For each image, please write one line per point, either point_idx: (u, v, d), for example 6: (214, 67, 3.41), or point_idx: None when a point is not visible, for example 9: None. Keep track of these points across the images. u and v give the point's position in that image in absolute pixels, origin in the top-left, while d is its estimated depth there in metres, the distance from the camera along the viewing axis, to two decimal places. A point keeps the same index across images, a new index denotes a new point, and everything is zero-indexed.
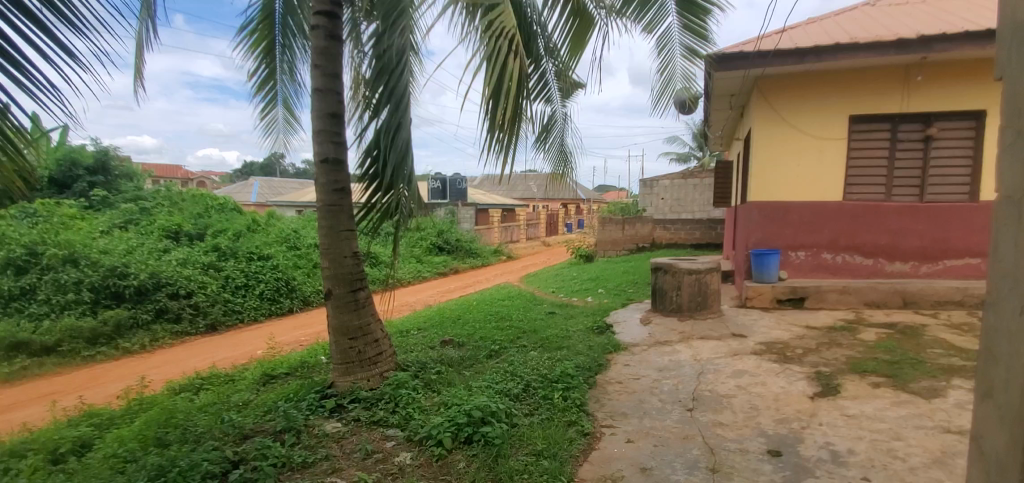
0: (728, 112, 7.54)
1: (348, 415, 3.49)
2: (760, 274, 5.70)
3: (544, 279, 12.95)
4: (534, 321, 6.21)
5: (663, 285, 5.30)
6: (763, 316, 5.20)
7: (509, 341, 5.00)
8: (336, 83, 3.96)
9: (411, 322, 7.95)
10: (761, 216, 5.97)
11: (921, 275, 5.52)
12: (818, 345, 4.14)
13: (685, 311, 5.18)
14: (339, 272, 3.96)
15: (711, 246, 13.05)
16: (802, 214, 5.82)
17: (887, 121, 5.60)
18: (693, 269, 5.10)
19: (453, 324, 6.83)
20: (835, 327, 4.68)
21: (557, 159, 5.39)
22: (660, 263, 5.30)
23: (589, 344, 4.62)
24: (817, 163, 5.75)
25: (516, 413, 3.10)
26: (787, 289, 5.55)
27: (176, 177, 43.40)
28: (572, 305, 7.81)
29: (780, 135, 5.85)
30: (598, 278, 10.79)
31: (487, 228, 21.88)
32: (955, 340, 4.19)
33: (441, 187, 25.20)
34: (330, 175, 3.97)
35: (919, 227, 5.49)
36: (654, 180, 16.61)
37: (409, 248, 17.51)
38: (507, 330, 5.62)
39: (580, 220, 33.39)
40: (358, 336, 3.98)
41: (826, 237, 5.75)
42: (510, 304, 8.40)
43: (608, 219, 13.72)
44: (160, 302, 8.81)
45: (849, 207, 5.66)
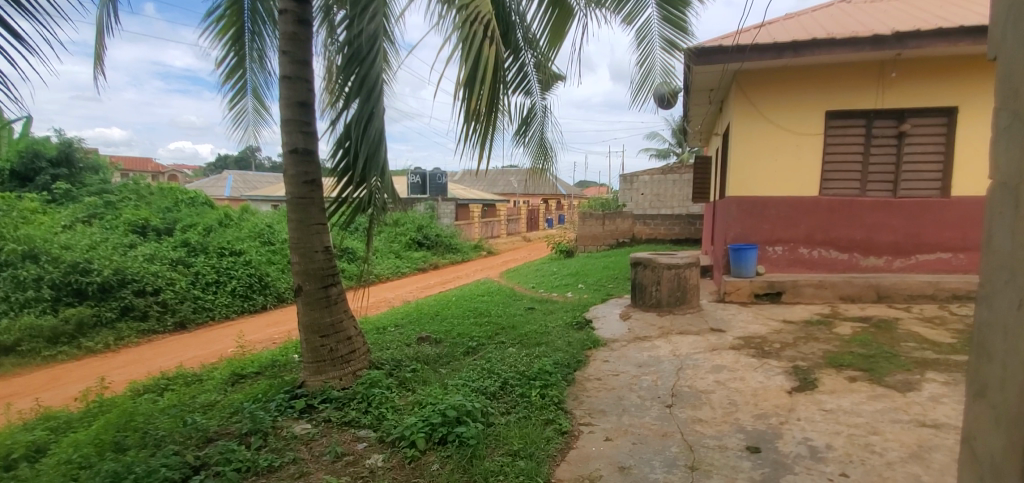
0: (708, 107, 7.56)
1: (318, 416, 3.36)
2: (738, 269, 5.71)
3: (525, 274, 12.88)
4: (513, 317, 6.13)
5: (642, 280, 5.28)
6: (742, 310, 5.21)
7: (487, 337, 4.92)
8: (305, 71, 3.82)
9: (388, 318, 7.79)
10: (739, 211, 5.98)
11: (894, 269, 5.59)
12: (795, 340, 4.14)
13: (665, 306, 5.16)
14: (310, 267, 3.81)
15: (691, 241, 13.15)
16: (779, 209, 5.85)
17: (862, 117, 5.65)
18: (673, 263, 5.08)
19: (431, 320, 6.70)
20: (812, 321, 4.70)
21: (537, 153, 5.32)
22: (640, 258, 5.26)
23: (568, 339, 4.56)
24: (794, 158, 5.78)
25: (493, 412, 3.02)
26: (764, 284, 5.57)
27: (147, 171, 42.12)
28: (552, 301, 7.76)
29: (757, 130, 5.87)
30: (579, 273, 10.76)
31: (467, 223, 21.73)
32: (928, 333, 4.24)
33: (421, 182, 24.92)
34: (300, 166, 3.81)
35: (892, 222, 5.56)
36: (634, 176, 16.66)
37: (388, 243, 17.26)
38: (485, 326, 5.53)
39: (561, 215, 33.44)
40: (330, 334, 3.84)
41: (803, 232, 5.79)
42: (490, 300, 8.31)
43: (589, 214, 13.70)
44: (126, 300, 8.49)
45: (825, 202, 5.70)
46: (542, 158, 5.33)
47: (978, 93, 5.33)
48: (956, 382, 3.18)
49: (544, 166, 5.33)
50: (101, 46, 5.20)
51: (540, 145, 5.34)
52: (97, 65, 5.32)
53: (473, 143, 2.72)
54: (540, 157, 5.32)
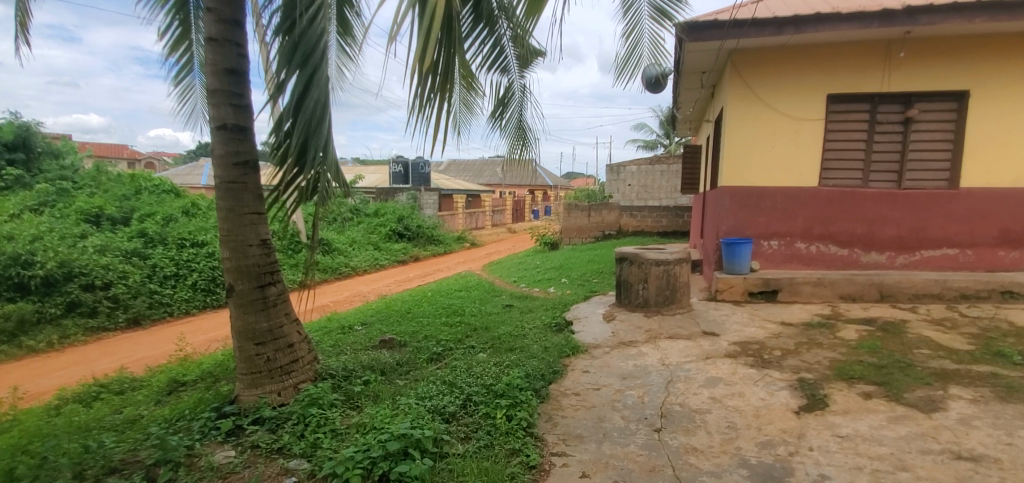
0: (700, 91, 7.08)
1: (245, 441, 2.84)
2: (731, 265, 5.28)
3: (507, 267, 12.38)
4: (488, 316, 5.62)
5: (628, 278, 4.81)
6: (735, 311, 4.76)
7: (455, 342, 4.42)
8: (236, 33, 3.27)
9: (354, 316, 7.21)
10: (733, 203, 5.54)
11: (897, 266, 5.20)
12: (797, 346, 3.71)
13: (652, 306, 4.70)
14: (243, 264, 3.28)
15: (678, 233, 12.75)
16: (776, 200, 5.41)
17: (866, 101, 5.22)
18: (661, 260, 4.62)
19: (400, 319, 6.18)
20: (813, 324, 4.28)
21: (514, 138, 4.73)
22: (626, 253, 4.80)
23: (545, 345, 4.07)
24: (791, 145, 5.34)
25: (449, 438, 2.53)
26: (759, 281, 5.15)
27: (121, 158, 40.72)
28: (532, 298, 7.27)
29: (753, 115, 5.41)
30: (562, 268, 10.28)
31: (450, 215, 21.16)
32: (941, 339, 3.84)
33: (404, 171, 24.20)
34: (231, 144, 3.26)
35: (896, 216, 5.16)
36: (621, 166, 16.21)
37: (367, 234, 16.61)
38: (455, 327, 5.03)
39: (547, 207, 33.00)
40: (267, 341, 3.32)
41: (801, 226, 5.36)
42: (467, 296, 7.80)
43: (574, 205, 13.23)
44: (73, 295, 7.82)
45: (825, 193, 5.28)
46: (519, 144, 4.73)
47: (992, 77, 4.93)
48: (985, 401, 2.77)
49: (521, 153, 4.73)
50: (20, 10, 4.55)
51: (516, 130, 4.73)
52: (19, 33, 4.68)
53: (426, 119, 2.26)
54: (518, 143, 4.73)
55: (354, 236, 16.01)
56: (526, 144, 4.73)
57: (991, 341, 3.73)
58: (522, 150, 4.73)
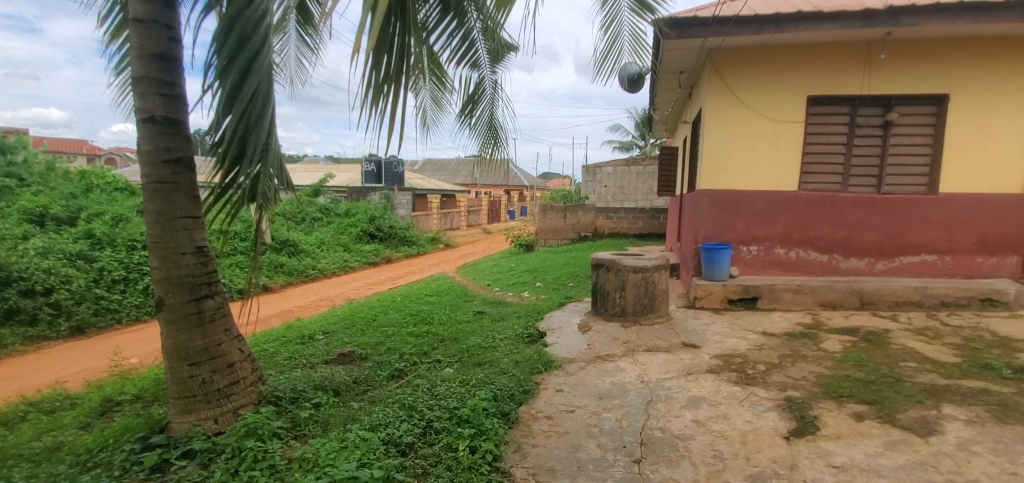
0: (677, 92, 6.91)
1: (168, 479, 2.44)
2: (710, 271, 5.10)
3: (481, 270, 12.08)
4: (457, 325, 5.31)
5: (604, 285, 4.57)
6: (715, 320, 4.57)
7: (420, 354, 4.10)
8: (167, 14, 2.89)
9: (316, 324, 6.79)
10: (711, 206, 5.36)
11: (876, 273, 5.11)
12: (781, 359, 3.51)
13: (629, 315, 4.47)
14: (174, 274, 2.90)
15: (653, 236, 12.67)
16: (755, 204, 5.25)
17: (847, 103, 5.11)
18: (639, 266, 4.40)
19: (363, 327, 5.80)
20: (795, 334, 4.11)
21: (487, 137, 4.44)
22: (602, 259, 4.56)
23: (516, 359, 3.79)
24: (771, 148, 5.19)
25: (403, 476, 2.21)
26: (738, 288, 4.98)
27: (78, 153, 38.84)
28: (505, 303, 6.98)
29: (733, 116, 5.24)
30: (537, 270, 10.03)
31: (424, 215, 20.75)
32: (926, 350, 3.71)
33: (376, 170, 23.61)
34: (159, 139, 2.88)
35: (876, 221, 5.06)
36: (597, 167, 16.09)
37: (336, 235, 16.07)
38: (421, 338, 4.71)
39: (522, 207, 32.88)
40: (203, 360, 2.95)
41: (780, 231, 5.22)
42: (437, 301, 7.47)
43: (550, 207, 13.03)
44: (9, 301, 7.15)
45: (805, 197, 5.14)
46: (491, 143, 4.44)
47: (970, 80, 4.87)
48: (981, 422, 2.61)
49: (493, 152, 4.44)
50: None
51: (488, 128, 4.44)
52: None
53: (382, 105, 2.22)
54: (489, 141, 4.43)
55: (323, 237, 15.46)
56: (498, 143, 4.45)
57: (977, 353, 3.61)
58: (494, 149, 4.44)
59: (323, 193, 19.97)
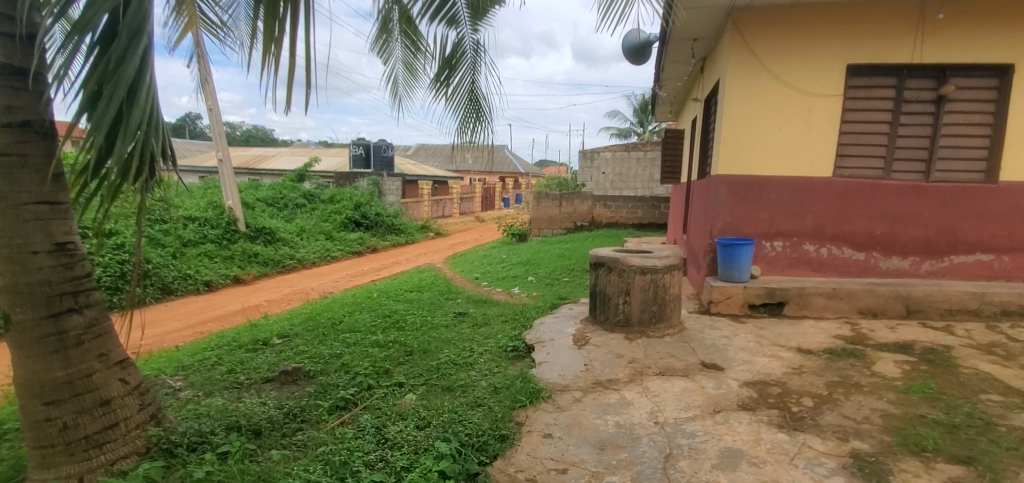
0: (689, 63, 6.11)
1: None
2: (728, 270, 4.36)
3: (470, 261, 11.29)
4: (431, 332, 4.51)
5: (604, 289, 3.81)
6: (736, 330, 3.83)
7: (378, 375, 3.34)
8: None
9: (276, 326, 5.98)
10: (730, 195, 4.58)
11: (921, 274, 4.37)
12: (829, 389, 2.77)
13: (635, 326, 3.71)
14: (20, 281, 2.12)
15: (653, 225, 11.89)
16: (781, 193, 4.48)
17: (893, 74, 4.33)
18: (648, 266, 3.64)
19: (326, 333, 4.99)
20: (837, 352, 3.36)
21: (467, 108, 3.13)
22: (602, 257, 3.79)
23: (495, 384, 3.02)
24: (801, 126, 4.41)
25: None
26: (762, 292, 4.23)
27: None
28: (491, 303, 6.20)
29: (758, 88, 4.44)
30: (529, 263, 9.25)
31: (414, 202, 19.89)
32: (1006, 376, 2.96)
33: (365, 154, 22.59)
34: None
35: (922, 214, 4.32)
36: (595, 152, 15.24)
37: (319, 223, 15.19)
38: (387, 350, 3.94)
39: (516, 196, 32.05)
40: (65, 399, 2.19)
41: (810, 224, 4.47)
42: (416, 299, 6.70)
43: (544, 194, 12.22)
44: None
45: (840, 184, 4.39)
46: (473, 116, 3.15)
47: None
48: None
49: (476, 128, 3.16)
50: None
51: (470, 94, 3.12)
52: None
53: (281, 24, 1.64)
54: (472, 115, 3.15)
55: (304, 224, 14.59)
56: (481, 116, 3.17)
57: None
58: (478, 124, 3.16)
59: (308, 179, 19.06)
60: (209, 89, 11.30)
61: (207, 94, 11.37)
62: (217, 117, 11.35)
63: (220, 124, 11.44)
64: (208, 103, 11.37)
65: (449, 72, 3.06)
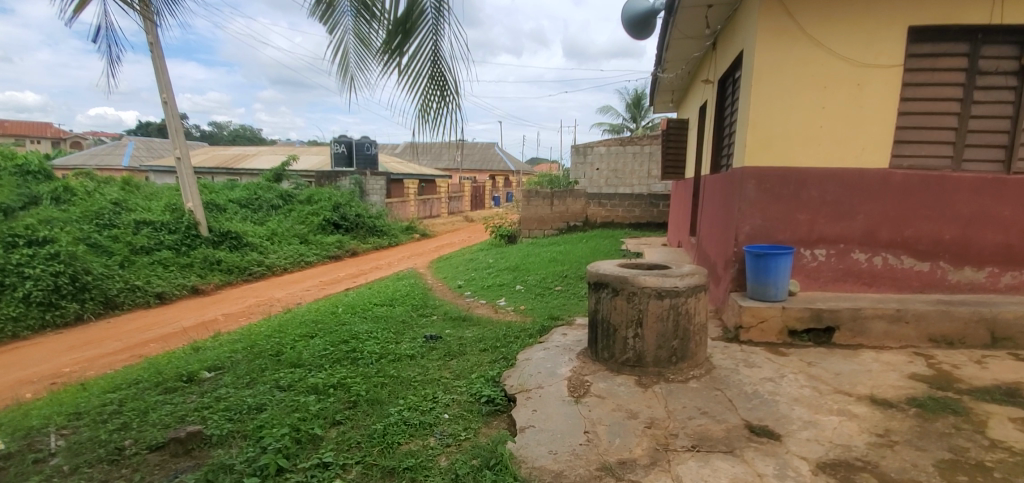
0: (702, 39, 5.22)
1: None
2: (761, 286, 3.48)
3: (454, 266, 10.34)
4: (390, 367, 3.59)
5: (608, 316, 2.90)
6: (781, 368, 2.94)
7: (298, 446, 2.41)
8: None
9: (214, 353, 5.01)
10: (760, 192, 3.69)
11: (1000, 290, 3.52)
12: (945, 476, 1.90)
13: (649, 366, 2.81)
14: None
15: (652, 225, 11.02)
16: (824, 189, 3.61)
17: (965, 40, 3.47)
18: (667, 289, 2.74)
19: (263, 367, 4.03)
20: (926, 404, 2.49)
21: (428, 82, 1.93)
22: (605, 275, 2.89)
23: (457, 468, 2.10)
24: (850, 106, 3.53)
25: None
26: (805, 314, 3.35)
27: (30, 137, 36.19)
28: (471, 322, 5.27)
29: (799, 58, 3.55)
30: (519, 269, 8.32)
31: (398, 202, 18.89)
32: None
33: (347, 152, 21.49)
34: None
35: (1001, 213, 3.46)
36: (588, 147, 14.36)
37: (294, 225, 14.15)
38: (325, 397, 3.02)
39: (506, 195, 31.18)
40: None
41: (861, 227, 3.60)
42: (383, 316, 5.76)
43: (535, 192, 11.31)
44: None
45: (898, 178, 3.53)
46: (438, 95, 1.95)
47: None
48: None
49: (441, 112, 1.92)
50: None
51: (432, 63, 1.95)
52: None
53: None
54: (435, 93, 1.94)
55: (276, 227, 13.55)
56: (447, 96, 1.98)
57: None
58: (444, 107, 1.95)
59: (285, 178, 18.05)
60: (165, 80, 10.23)
61: (163, 86, 10.30)
62: (174, 112, 10.28)
63: (177, 119, 10.39)
64: (164, 96, 10.30)
65: (402, 34, 1.91)
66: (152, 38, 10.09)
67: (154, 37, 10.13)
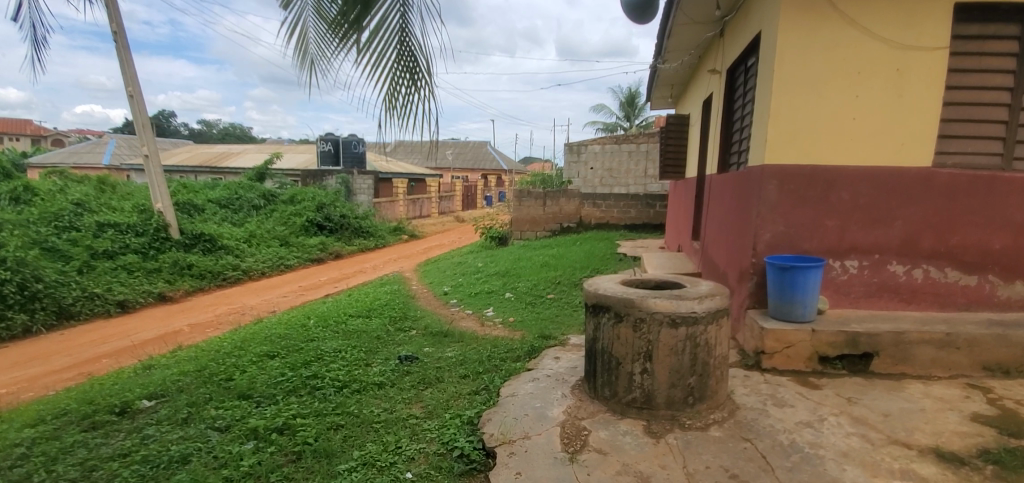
0: (710, 24, 4.71)
1: None
2: (786, 305, 2.97)
3: (441, 270, 9.80)
4: (351, 400, 3.05)
5: (609, 346, 2.39)
6: (817, 408, 2.43)
7: None
8: None
9: (161, 376, 4.44)
10: (783, 195, 3.19)
11: None
12: None
13: (661, 407, 2.30)
14: None
15: (649, 226, 10.51)
16: (857, 192, 3.11)
17: (1017, 18, 2.99)
18: (681, 315, 2.23)
19: (209, 397, 3.49)
20: (1005, 460, 1.99)
21: (394, 62, 1.63)
22: (607, 296, 2.37)
23: None
24: (887, 95, 3.03)
25: None
26: (839, 339, 2.85)
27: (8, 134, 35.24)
28: (454, 337, 4.73)
29: (828, 41, 3.05)
30: (508, 274, 7.79)
31: (387, 202, 18.28)
32: None
33: (334, 151, 20.84)
34: None
35: None
36: (582, 145, 13.86)
37: (275, 226, 13.53)
38: (267, 447, 2.48)
39: (499, 194, 30.67)
40: None
41: (899, 235, 3.11)
42: (357, 330, 5.22)
43: (526, 192, 10.80)
44: None
45: (943, 178, 3.03)
46: (407, 78, 1.64)
47: None
48: None
49: (412, 98, 1.60)
50: None
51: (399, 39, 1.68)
52: None
53: None
54: (404, 75, 1.63)
55: (256, 229, 12.94)
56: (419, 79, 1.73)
57: None
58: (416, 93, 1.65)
59: (269, 177, 17.43)
60: (130, 73, 9.62)
61: (128, 79, 9.68)
62: (141, 107, 9.66)
63: (144, 114, 9.76)
64: (129, 90, 9.68)
65: (361, 6, 1.61)
66: (116, 27, 9.47)
67: (118, 27, 9.50)
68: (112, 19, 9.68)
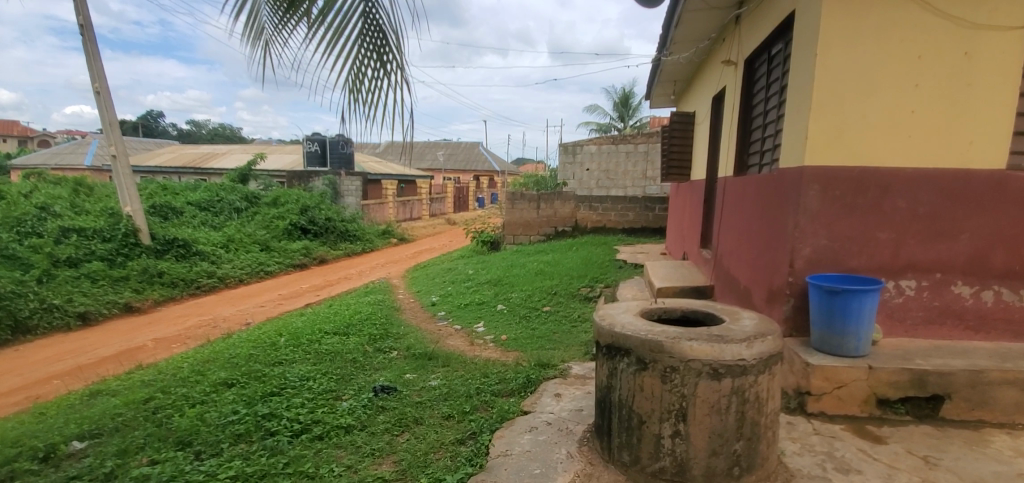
0: (728, 9, 4.21)
1: None
2: (835, 337, 2.46)
3: (430, 277, 9.25)
4: (309, 454, 2.50)
5: (630, 399, 1.86)
6: (891, 476, 1.92)
7: None
8: None
9: (101, 409, 3.85)
10: (827, 203, 2.68)
11: None
12: None
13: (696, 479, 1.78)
14: None
15: (648, 231, 10.00)
16: (915, 199, 2.61)
17: None
18: (727, 362, 1.71)
19: (145, 443, 2.93)
20: None
21: (357, 38, 1.28)
22: (628, 335, 1.84)
23: None
24: (954, 83, 2.53)
25: None
26: (903, 379, 2.34)
27: None
28: (439, 361, 4.18)
29: (884, 18, 2.54)
30: (501, 283, 7.25)
31: (375, 204, 17.65)
32: None
33: (321, 151, 20.17)
34: None
35: None
36: (578, 145, 13.34)
37: (256, 230, 12.90)
38: None
39: (491, 196, 30.09)
40: None
41: (964, 251, 2.61)
42: (331, 350, 4.64)
43: (519, 194, 10.27)
44: None
45: (1019, 184, 2.53)
46: (375, 59, 1.30)
47: None
48: None
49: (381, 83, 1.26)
50: None
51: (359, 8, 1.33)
52: None
53: None
54: (370, 54, 1.29)
55: (236, 233, 12.31)
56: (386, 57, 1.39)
57: None
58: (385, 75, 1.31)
59: (252, 179, 16.76)
60: (97, 68, 8.99)
61: (95, 74, 9.06)
62: (109, 104, 9.04)
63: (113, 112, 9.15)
64: (97, 86, 9.05)
65: None
66: (82, 20, 8.87)
67: (85, 20, 8.90)
68: (79, 12, 9.06)
